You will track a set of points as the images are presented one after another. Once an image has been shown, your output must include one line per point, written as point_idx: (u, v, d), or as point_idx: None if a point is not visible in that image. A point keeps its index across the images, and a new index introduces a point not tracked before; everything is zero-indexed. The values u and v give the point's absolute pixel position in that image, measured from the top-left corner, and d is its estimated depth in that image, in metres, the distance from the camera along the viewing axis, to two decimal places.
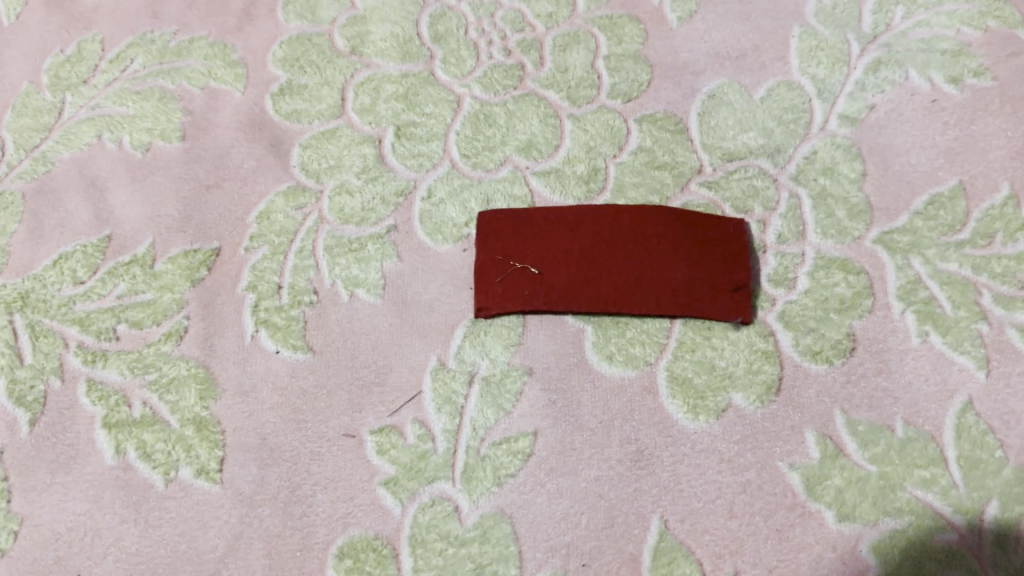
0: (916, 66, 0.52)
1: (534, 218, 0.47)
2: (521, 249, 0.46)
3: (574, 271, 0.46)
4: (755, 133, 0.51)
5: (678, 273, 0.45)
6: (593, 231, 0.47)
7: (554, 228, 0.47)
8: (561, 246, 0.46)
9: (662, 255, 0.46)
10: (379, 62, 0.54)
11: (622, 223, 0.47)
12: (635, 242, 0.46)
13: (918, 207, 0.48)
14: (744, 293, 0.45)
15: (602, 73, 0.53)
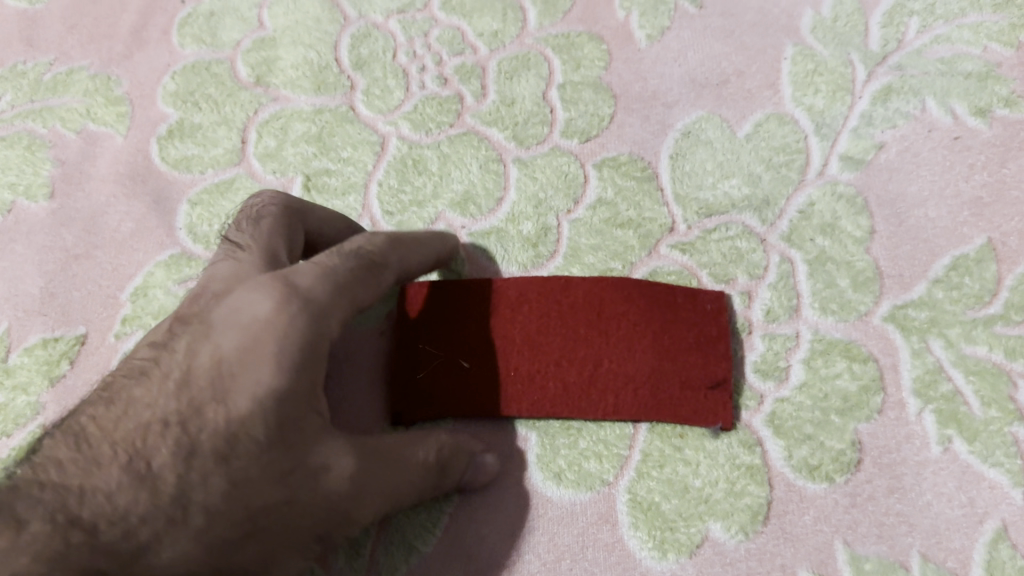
0: (936, 94, 0.43)
1: (467, 292, 0.39)
2: (450, 335, 0.38)
3: (513, 364, 0.37)
4: (739, 180, 0.42)
5: (641, 366, 0.37)
6: (539, 312, 0.38)
7: (489, 310, 0.38)
8: (497, 335, 0.38)
9: (622, 342, 0.37)
10: (289, 94, 0.45)
11: (573, 301, 0.38)
12: (590, 326, 0.37)
13: (937, 273, 0.39)
14: (724, 390, 0.37)
15: (556, 107, 0.44)
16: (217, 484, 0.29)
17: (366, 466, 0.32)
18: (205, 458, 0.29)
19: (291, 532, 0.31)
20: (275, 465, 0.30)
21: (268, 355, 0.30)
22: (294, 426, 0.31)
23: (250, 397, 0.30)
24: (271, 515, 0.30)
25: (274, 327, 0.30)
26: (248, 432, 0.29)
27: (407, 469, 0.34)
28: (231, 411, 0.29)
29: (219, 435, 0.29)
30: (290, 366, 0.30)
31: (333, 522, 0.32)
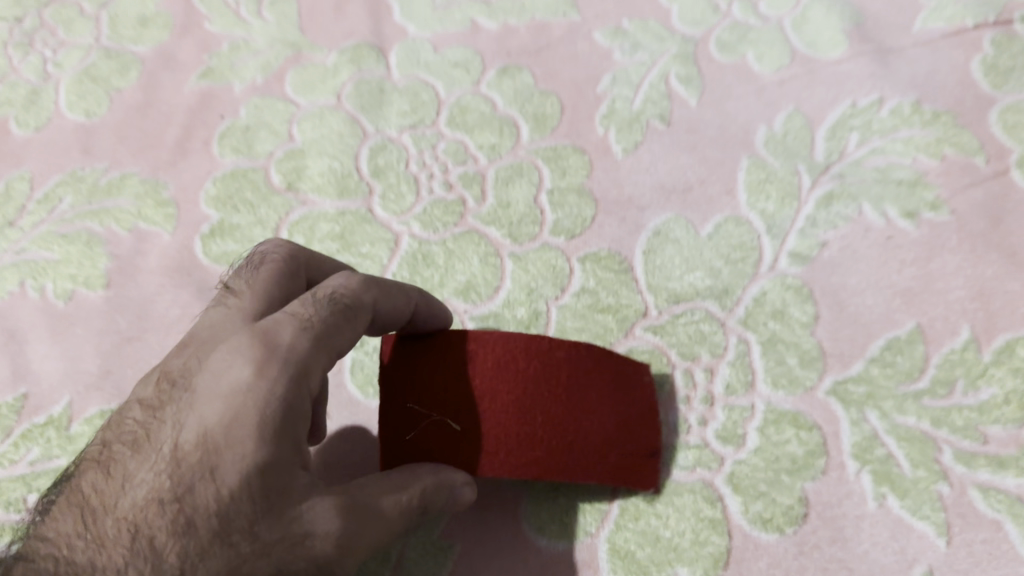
0: (870, 199, 0.50)
1: (452, 350, 0.41)
2: (439, 394, 0.40)
3: (503, 426, 0.40)
4: (703, 273, 0.49)
5: (608, 430, 0.42)
6: (523, 376, 0.41)
7: (478, 368, 0.41)
8: (485, 393, 0.40)
9: (594, 411, 0.42)
10: (316, 198, 0.52)
11: (552, 363, 0.41)
12: (568, 393, 0.41)
13: (873, 353, 0.46)
14: (658, 459, 0.43)
15: (545, 209, 0.51)
16: (212, 557, 0.32)
17: (352, 520, 0.35)
18: (196, 530, 0.33)
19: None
20: (264, 529, 0.33)
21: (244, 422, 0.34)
22: (279, 492, 0.34)
23: (235, 471, 0.33)
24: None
25: (251, 398, 0.34)
26: (235, 506, 0.33)
27: (387, 511, 0.36)
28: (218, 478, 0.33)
29: (209, 511, 0.33)
30: (266, 428, 0.34)
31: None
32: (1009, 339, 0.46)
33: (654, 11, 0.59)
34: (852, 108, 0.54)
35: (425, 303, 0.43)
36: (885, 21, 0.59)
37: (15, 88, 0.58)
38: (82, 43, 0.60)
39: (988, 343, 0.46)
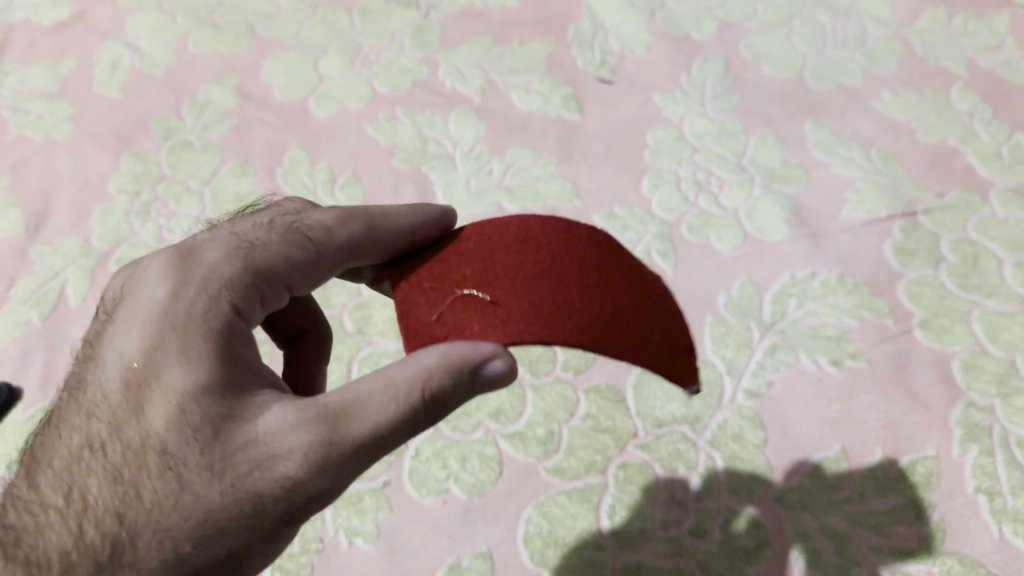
0: (805, 350, 0.66)
1: (477, 239, 0.45)
2: (466, 276, 0.43)
3: (532, 289, 0.41)
4: (678, 402, 0.64)
5: (640, 313, 0.42)
6: (546, 248, 0.43)
7: (500, 246, 0.44)
8: (512, 263, 0.43)
9: (622, 288, 0.43)
10: (380, 340, 0.69)
11: (579, 243, 0.44)
12: (596, 269, 0.43)
13: (808, 468, 0.61)
14: (689, 355, 0.43)
15: (557, 351, 0.68)
16: (162, 472, 0.42)
17: (312, 429, 0.42)
18: (143, 450, 0.43)
19: (256, 509, 0.42)
20: (203, 439, 0.42)
21: (173, 349, 0.44)
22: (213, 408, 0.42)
23: (166, 398, 0.43)
24: (224, 492, 0.41)
25: (173, 331, 0.44)
26: (170, 429, 0.42)
27: (363, 411, 0.42)
28: (155, 400, 0.43)
29: (149, 438, 0.43)
30: (188, 351, 0.44)
31: (297, 488, 0.42)
32: (911, 458, 0.61)
33: (638, 200, 0.77)
34: (791, 278, 0.71)
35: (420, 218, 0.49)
36: (818, 212, 0.76)
37: (136, 248, 0.73)
38: (189, 214, 0.75)
39: (896, 462, 0.61)
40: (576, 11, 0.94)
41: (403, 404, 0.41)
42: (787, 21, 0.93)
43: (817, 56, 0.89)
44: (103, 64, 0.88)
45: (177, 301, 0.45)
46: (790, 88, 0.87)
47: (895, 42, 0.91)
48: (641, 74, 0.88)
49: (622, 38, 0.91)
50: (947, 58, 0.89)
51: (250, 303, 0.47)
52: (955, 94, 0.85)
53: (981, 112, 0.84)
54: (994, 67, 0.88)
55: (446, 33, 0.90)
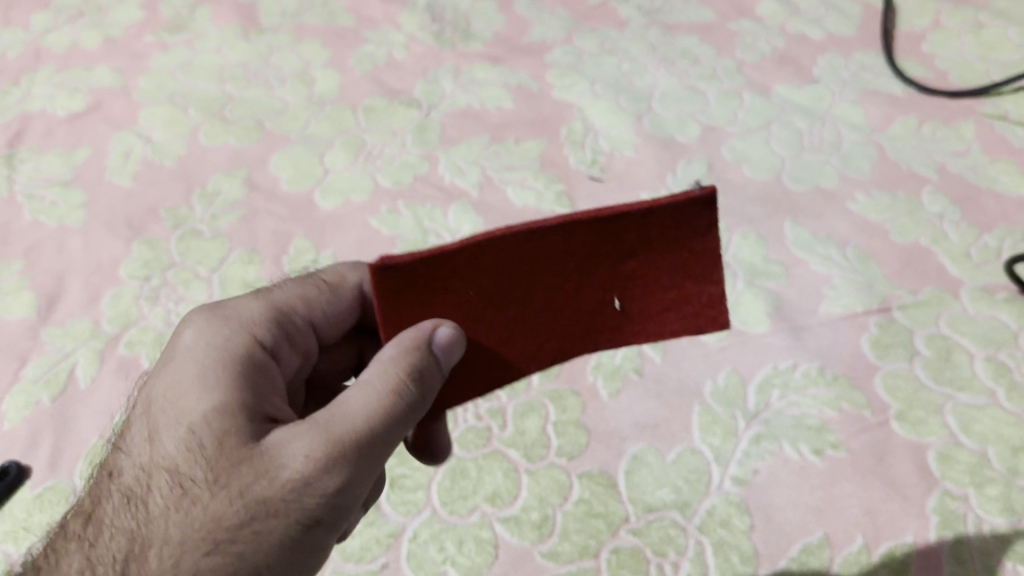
0: (788, 439, 0.69)
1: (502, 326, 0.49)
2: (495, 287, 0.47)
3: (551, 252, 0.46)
4: (668, 488, 0.67)
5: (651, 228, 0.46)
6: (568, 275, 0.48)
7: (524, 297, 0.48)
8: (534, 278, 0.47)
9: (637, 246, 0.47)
10: None
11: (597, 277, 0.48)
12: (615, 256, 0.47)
13: (793, 553, 0.64)
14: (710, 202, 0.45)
15: (551, 437, 0.70)
16: (178, 483, 0.47)
17: (312, 432, 0.46)
18: (160, 472, 0.48)
19: (263, 515, 0.45)
20: (211, 454, 0.47)
21: (191, 378, 0.50)
22: (223, 423, 0.48)
23: (184, 419, 0.49)
24: (231, 499, 0.45)
25: (193, 362, 0.51)
26: (187, 444, 0.48)
27: (356, 404, 0.47)
28: (169, 427, 0.49)
29: (168, 455, 0.48)
30: (203, 376, 0.50)
31: (302, 492, 0.45)
32: (890, 544, 0.64)
33: None
34: (774, 369, 0.75)
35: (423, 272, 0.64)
36: (798, 307, 0.80)
37: (145, 331, 0.76)
38: (197, 299, 0.78)
39: (876, 548, 0.64)
40: (569, 113, 1.00)
41: (389, 390, 0.47)
42: (767, 126, 0.99)
43: (795, 159, 0.95)
44: (116, 153, 0.92)
45: (197, 338, 0.52)
46: (770, 189, 0.92)
47: (868, 147, 0.96)
48: (630, 174, 0.93)
49: (611, 139, 0.97)
50: (919, 163, 0.94)
51: (270, 345, 0.55)
52: (926, 196, 0.91)
53: (950, 214, 0.89)
54: (962, 172, 0.93)
55: (446, 131, 0.95)
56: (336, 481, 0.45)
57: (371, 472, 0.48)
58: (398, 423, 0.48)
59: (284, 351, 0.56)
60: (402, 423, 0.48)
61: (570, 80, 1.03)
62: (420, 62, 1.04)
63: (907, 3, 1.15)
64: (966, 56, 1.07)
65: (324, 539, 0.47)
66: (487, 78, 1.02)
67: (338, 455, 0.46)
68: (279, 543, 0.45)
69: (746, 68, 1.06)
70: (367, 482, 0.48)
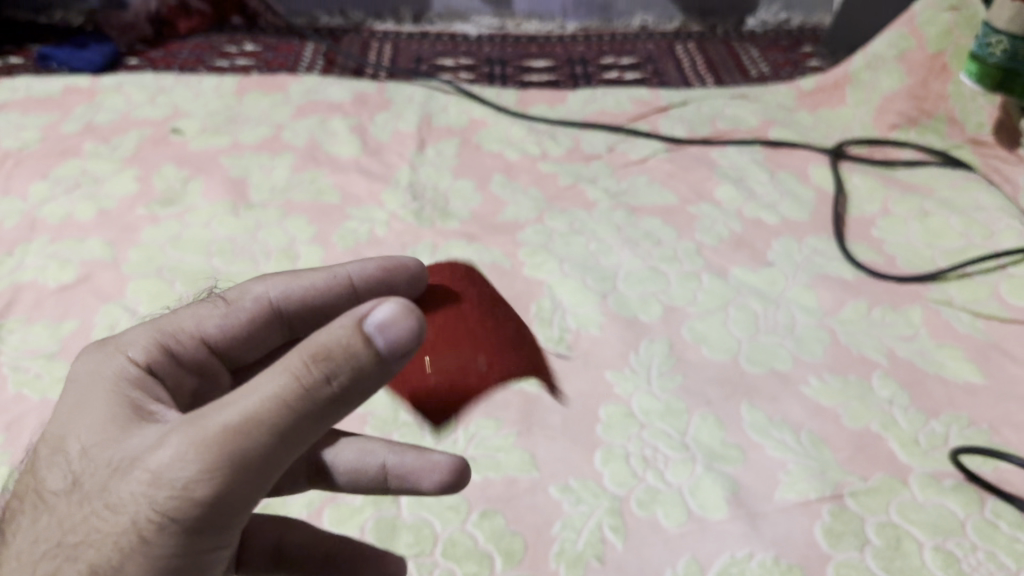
0: None
1: None
2: None
3: None
4: None
5: None
6: None
7: None
8: None
9: None
10: None
11: None
12: None
13: None
14: None
15: None
16: (64, 491, 0.51)
17: (179, 434, 0.48)
18: (51, 485, 0.52)
19: (119, 513, 0.48)
20: (85, 462, 0.51)
21: (82, 402, 0.55)
22: (100, 436, 0.52)
23: (72, 433, 0.53)
24: (88, 503, 0.49)
25: (86, 387, 0.56)
26: (71, 457, 0.52)
27: (248, 397, 0.47)
28: (53, 442, 0.54)
29: (56, 469, 0.53)
30: (91, 398, 0.55)
31: (154, 491, 0.47)
32: None
33: (591, 473, 0.84)
34: (731, 558, 0.77)
35: (361, 267, 0.65)
36: (754, 492, 0.83)
37: None
38: None
39: None
40: (539, 291, 1.05)
41: (287, 385, 0.46)
42: (725, 307, 1.05)
43: (751, 341, 1.00)
44: (102, 325, 0.95)
45: (91, 366, 0.58)
46: (727, 370, 0.96)
47: (821, 330, 1.02)
48: (595, 351, 0.98)
49: (578, 317, 1.02)
50: (869, 347, 1.00)
51: (155, 367, 0.59)
52: (876, 380, 0.95)
53: (899, 398, 0.93)
54: (911, 356, 0.99)
55: None
56: (183, 480, 0.47)
57: (254, 471, 0.47)
58: (297, 415, 0.47)
59: (175, 374, 0.60)
60: (306, 415, 0.47)
61: (541, 259, 1.10)
62: (401, 238, 1.11)
63: (858, 189, 1.24)
64: (913, 242, 1.15)
65: (197, 539, 0.48)
66: (463, 255, 1.09)
67: (193, 449, 0.46)
68: (131, 541, 0.48)
69: (705, 251, 1.13)
70: (245, 483, 0.47)
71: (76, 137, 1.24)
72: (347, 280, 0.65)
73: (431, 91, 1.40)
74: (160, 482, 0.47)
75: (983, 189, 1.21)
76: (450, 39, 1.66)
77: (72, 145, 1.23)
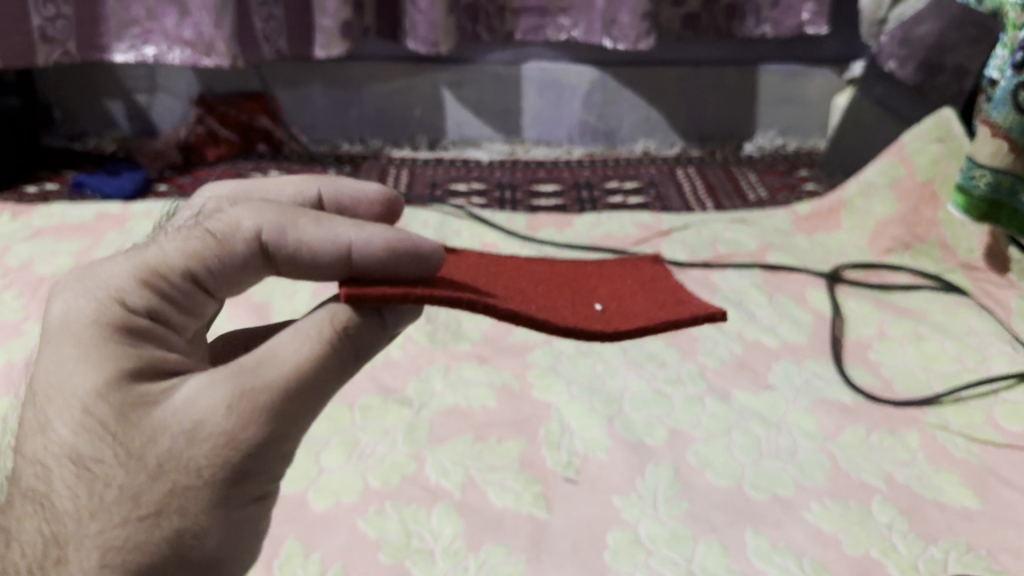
0: None
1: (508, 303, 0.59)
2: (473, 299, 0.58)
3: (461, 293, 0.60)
4: None
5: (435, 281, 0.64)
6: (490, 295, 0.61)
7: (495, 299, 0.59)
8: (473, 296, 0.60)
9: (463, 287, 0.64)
10: None
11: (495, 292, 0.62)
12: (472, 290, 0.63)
13: None
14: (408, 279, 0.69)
15: None
16: (98, 460, 0.51)
17: (233, 392, 0.51)
18: (73, 448, 0.51)
19: (193, 478, 0.51)
20: (113, 423, 0.51)
21: (71, 350, 0.52)
22: (117, 391, 0.51)
23: (80, 389, 0.51)
24: (158, 478, 0.50)
25: (67, 328, 0.53)
26: (93, 420, 0.51)
27: (289, 357, 0.53)
28: (53, 399, 0.52)
29: (74, 435, 0.51)
30: (83, 342, 0.52)
31: (229, 450, 0.51)
32: None
33: None
34: None
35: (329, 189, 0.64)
36: None
37: None
38: None
39: None
40: (548, 414, 1.09)
41: (327, 342, 0.53)
42: (727, 431, 1.08)
43: (754, 466, 1.03)
44: None
45: (63, 302, 0.54)
46: (731, 496, 0.99)
47: (822, 455, 1.05)
48: (602, 475, 1.01)
49: (586, 440, 1.05)
50: (868, 473, 1.02)
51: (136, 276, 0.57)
52: (875, 506, 0.98)
53: (898, 523, 0.96)
54: (908, 481, 1.01)
55: (435, 430, 1.06)
56: (260, 439, 0.51)
57: (302, 418, 0.53)
58: (331, 373, 0.54)
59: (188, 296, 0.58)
60: (336, 377, 0.54)
61: (550, 381, 1.15)
62: (415, 361, 1.18)
63: (854, 313, 1.28)
64: (909, 366, 1.19)
65: (258, 483, 0.53)
66: (475, 378, 1.15)
67: (262, 408, 0.51)
68: (212, 499, 0.51)
69: (708, 373, 1.17)
70: (299, 437, 0.54)
71: None
72: (348, 247, 0.53)
73: (445, 216, 1.48)
74: (235, 441, 0.51)
75: (974, 314, 1.26)
76: (463, 165, 1.75)
77: None
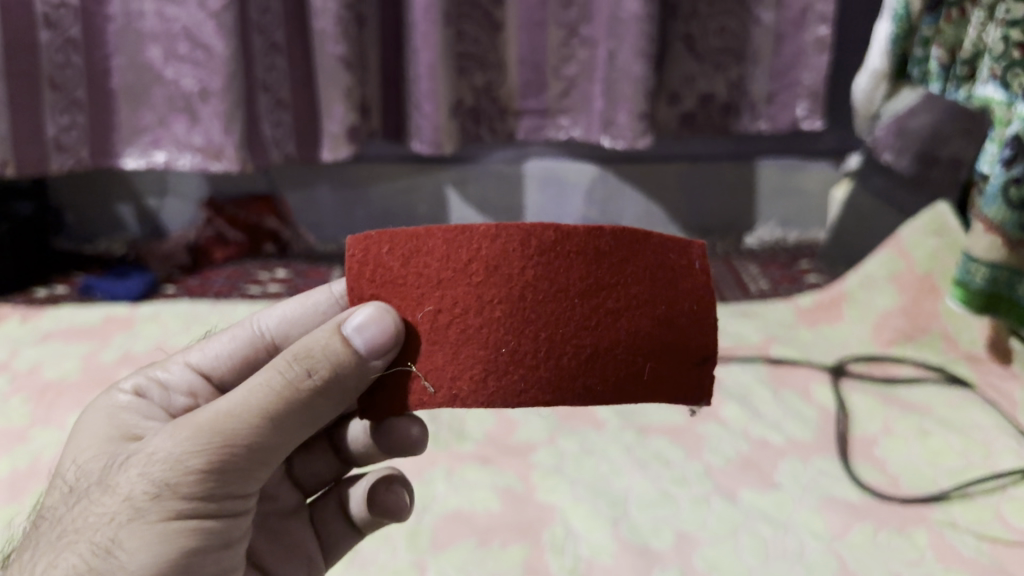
0: None
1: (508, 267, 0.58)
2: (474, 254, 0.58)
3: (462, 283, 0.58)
4: None
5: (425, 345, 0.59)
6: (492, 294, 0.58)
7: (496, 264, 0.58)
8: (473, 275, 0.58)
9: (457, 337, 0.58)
10: None
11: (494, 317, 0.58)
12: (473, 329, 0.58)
13: None
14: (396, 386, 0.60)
15: None
16: (69, 501, 0.62)
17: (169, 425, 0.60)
18: (59, 497, 0.64)
19: (116, 494, 0.58)
20: (86, 470, 0.63)
21: (81, 430, 0.69)
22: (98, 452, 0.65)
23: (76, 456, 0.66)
24: (90, 499, 0.60)
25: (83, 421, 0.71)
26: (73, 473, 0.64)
27: (232, 393, 0.60)
28: (63, 465, 0.67)
29: (61, 489, 0.65)
30: (89, 426, 0.69)
31: (149, 467, 0.58)
32: None
33: None
34: None
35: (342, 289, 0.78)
36: None
37: None
38: None
39: None
40: (552, 518, 1.08)
41: (278, 372, 0.59)
42: (734, 532, 1.06)
43: (763, 568, 1.00)
44: None
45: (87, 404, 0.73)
46: None
47: (831, 555, 1.02)
48: None
49: (591, 545, 1.04)
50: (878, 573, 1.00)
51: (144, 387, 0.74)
52: None
53: None
54: None
55: (438, 536, 1.05)
56: (173, 453, 0.58)
57: (230, 450, 0.58)
58: (267, 404, 0.59)
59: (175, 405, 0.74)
60: (274, 405, 0.59)
61: (552, 481, 1.14)
62: (417, 464, 1.18)
63: (859, 408, 1.28)
64: (916, 462, 1.18)
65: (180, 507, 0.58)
66: (477, 480, 1.14)
67: (181, 429, 0.59)
68: (126, 514, 0.57)
69: (714, 472, 1.17)
70: (227, 466, 0.59)
71: (113, 366, 1.31)
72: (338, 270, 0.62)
73: None
74: (151, 456, 0.58)
75: (978, 408, 1.25)
76: None
77: (108, 374, 1.29)
